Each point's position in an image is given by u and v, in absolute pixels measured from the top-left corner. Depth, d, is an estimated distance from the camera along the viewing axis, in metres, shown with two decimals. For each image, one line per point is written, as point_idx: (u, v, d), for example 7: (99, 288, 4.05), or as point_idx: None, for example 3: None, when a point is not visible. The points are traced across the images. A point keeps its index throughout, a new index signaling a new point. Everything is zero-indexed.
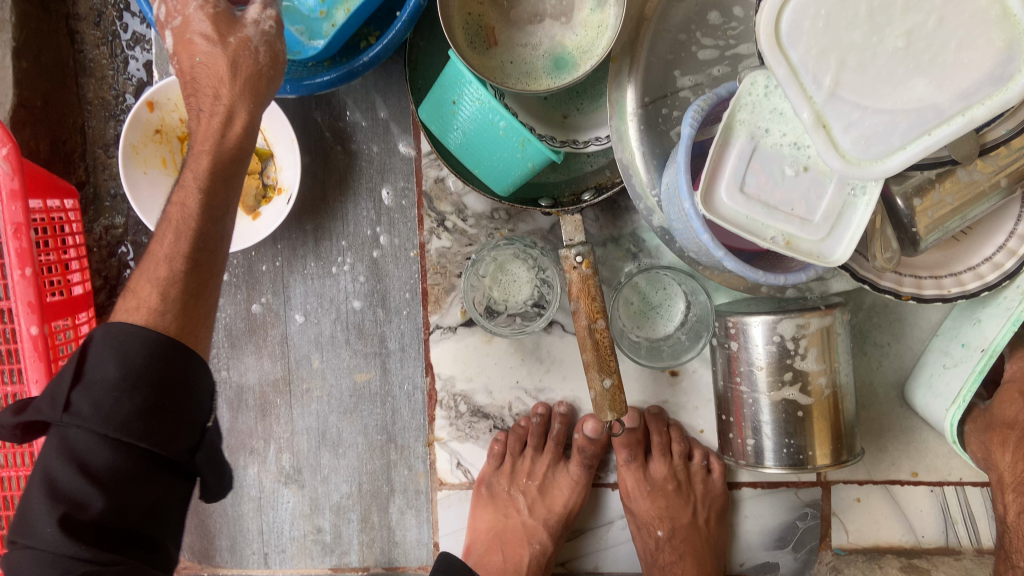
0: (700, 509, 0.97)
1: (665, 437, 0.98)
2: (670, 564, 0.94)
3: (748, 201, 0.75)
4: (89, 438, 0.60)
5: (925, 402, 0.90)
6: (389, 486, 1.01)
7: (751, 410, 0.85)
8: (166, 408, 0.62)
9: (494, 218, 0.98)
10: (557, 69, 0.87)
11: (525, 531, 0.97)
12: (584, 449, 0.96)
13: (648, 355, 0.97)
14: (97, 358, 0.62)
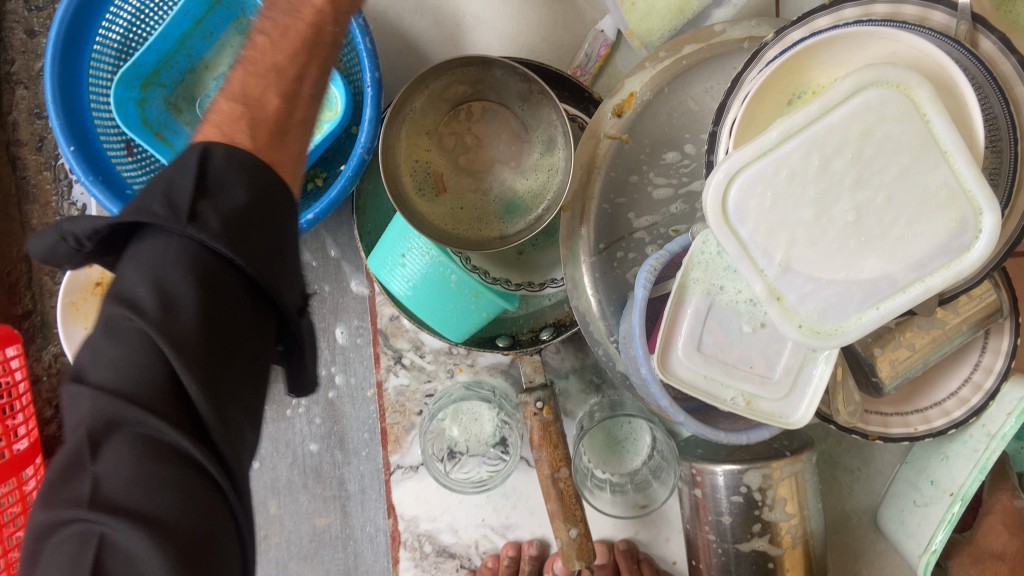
0: None
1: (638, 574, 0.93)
2: None
3: (705, 360, 0.73)
4: (197, 251, 0.47)
5: (902, 538, 0.89)
6: None
7: (723, 561, 0.82)
8: (266, 232, 0.50)
9: (452, 353, 0.95)
10: (509, 213, 0.86)
11: None
12: None
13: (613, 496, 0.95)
14: (216, 174, 0.50)
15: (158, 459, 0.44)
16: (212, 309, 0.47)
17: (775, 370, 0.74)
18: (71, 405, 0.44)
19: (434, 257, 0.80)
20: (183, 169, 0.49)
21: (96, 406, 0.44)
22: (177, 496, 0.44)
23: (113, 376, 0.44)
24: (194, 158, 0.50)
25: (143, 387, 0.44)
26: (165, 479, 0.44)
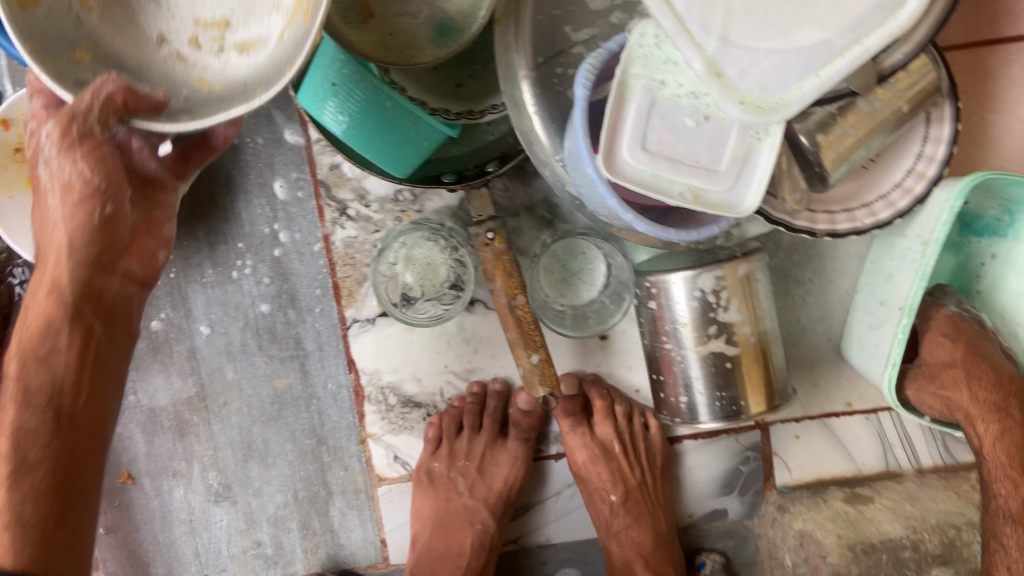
0: (643, 466, 0.97)
1: (608, 400, 0.95)
2: (625, 528, 0.95)
3: (652, 159, 0.72)
4: None
5: (860, 336, 0.91)
6: (325, 489, 0.98)
7: (682, 367, 0.84)
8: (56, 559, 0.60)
9: (398, 200, 0.92)
10: (441, 37, 0.82)
11: (467, 512, 0.96)
12: (521, 422, 0.96)
13: (574, 324, 0.95)
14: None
15: None
16: None
17: (720, 164, 0.73)
18: None
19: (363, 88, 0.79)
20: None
21: None
22: None
23: None
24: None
25: None
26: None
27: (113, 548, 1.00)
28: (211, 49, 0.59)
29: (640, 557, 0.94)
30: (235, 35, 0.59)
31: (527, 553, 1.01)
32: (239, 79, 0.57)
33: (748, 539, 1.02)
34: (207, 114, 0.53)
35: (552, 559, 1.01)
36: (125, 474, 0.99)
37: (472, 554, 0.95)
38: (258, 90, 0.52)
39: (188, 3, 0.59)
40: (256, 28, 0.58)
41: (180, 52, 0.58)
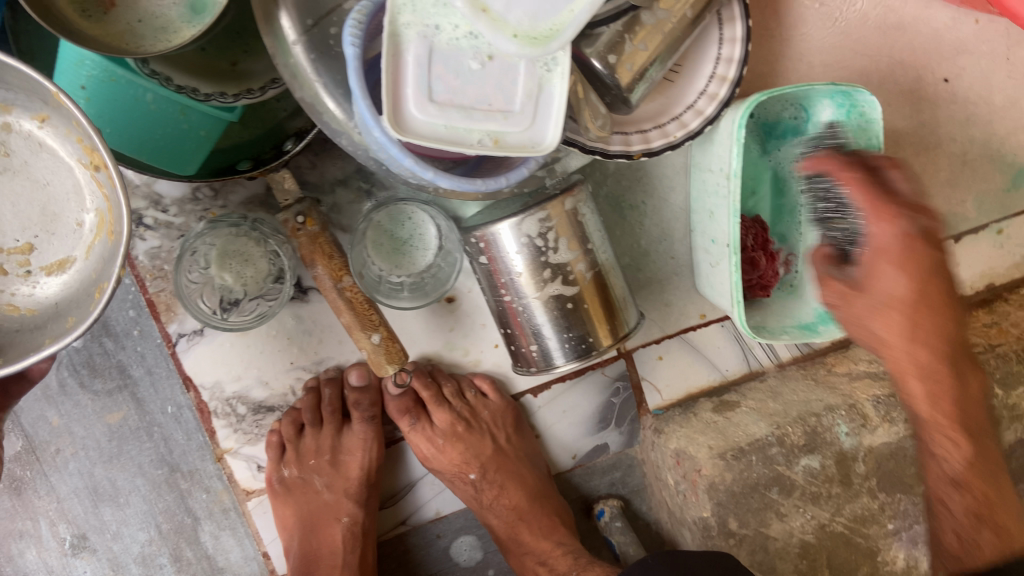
0: (496, 433, 0.94)
1: (433, 387, 0.91)
2: (495, 498, 0.92)
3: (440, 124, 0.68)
4: None
5: (702, 248, 0.90)
6: (190, 516, 0.92)
7: (525, 316, 0.82)
8: None
9: (198, 198, 0.85)
10: (195, 14, 0.73)
11: (329, 509, 0.91)
12: (360, 402, 0.91)
13: (413, 295, 0.90)
14: None
15: None
16: None
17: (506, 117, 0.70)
18: None
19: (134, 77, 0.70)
20: None
21: None
22: None
23: None
24: None
25: None
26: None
27: None
28: (14, 274, 0.65)
29: (518, 518, 0.92)
30: (39, 258, 0.65)
31: (417, 532, 0.98)
32: (51, 309, 0.64)
33: (634, 466, 1.02)
34: (14, 361, 0.60)
35: (445, 532, 0.99)
36: None
37: (345, 549, 0.91)
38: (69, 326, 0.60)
39: None
40: (62, 248, 0.65)
41: None
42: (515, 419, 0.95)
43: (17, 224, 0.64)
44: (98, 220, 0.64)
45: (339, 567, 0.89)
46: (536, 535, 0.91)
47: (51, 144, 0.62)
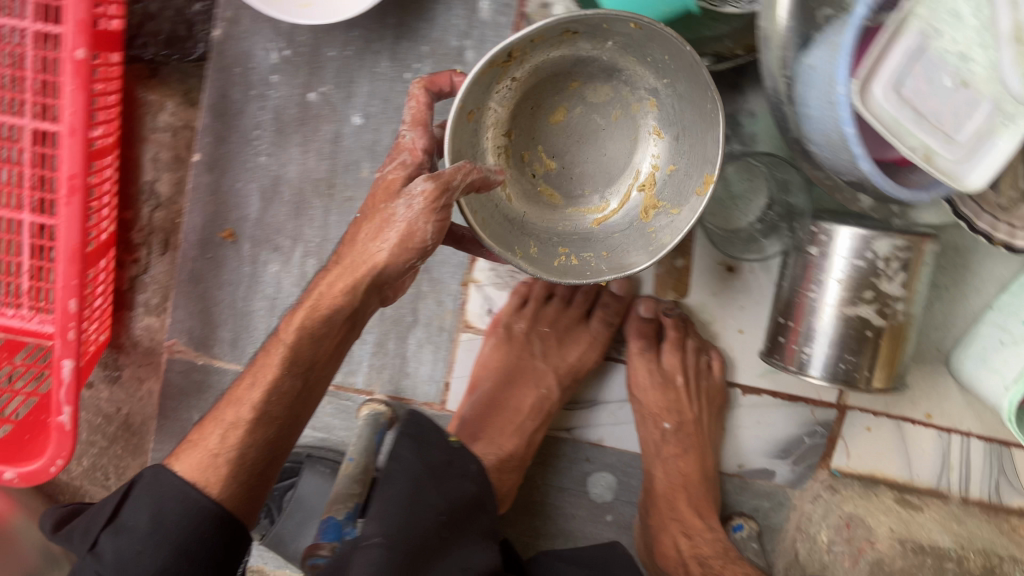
0: (699, 404, 0.94)
1: (681, 332, 0.95)
2: (675, 457, 0.93)
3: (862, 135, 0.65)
4: (202, 510, 0.68)
5: (988, 329, 0.88)
6: (412, 316, 0.97)
7: (812, 315, 0.84)
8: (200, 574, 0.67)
9: None
10: None
11: (534, 376, 0.94)
12: (609, 307, 0.96)
13: (706, 245, 0.94)
14: (134, 504, 0.69)
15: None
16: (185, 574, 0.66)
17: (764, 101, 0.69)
18: (134, 505, 0.69)
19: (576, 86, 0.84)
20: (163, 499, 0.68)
21: (158, 493, 0.69)
22: None
23: (145, 519, 0.67)
24: (158, 480, 0.70)
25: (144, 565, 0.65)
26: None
27: (187, 303, 0.95)
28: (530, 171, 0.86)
29: (683, 487, 0.93)
30: (558, 191, 0.86)
31: (573, 445, 1.01)
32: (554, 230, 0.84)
33: (783, 507, 1.03)
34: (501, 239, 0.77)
35: (595, 459, 1.02)
36: (227, 231, 0.93)
37: (529, 416, 0.94)
38: (603, 260, 0.80)
39: (562, 146, 0.85)
40: (559, 185, 0.86)
41: (543, 187, 0.86)
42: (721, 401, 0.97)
43: (565, 149, 0.85)
44: (604, 212, 0.86)
45: (515, 424, 0.94)
46: (693, 507, 0.92)
47: (639, 147, 0.85)
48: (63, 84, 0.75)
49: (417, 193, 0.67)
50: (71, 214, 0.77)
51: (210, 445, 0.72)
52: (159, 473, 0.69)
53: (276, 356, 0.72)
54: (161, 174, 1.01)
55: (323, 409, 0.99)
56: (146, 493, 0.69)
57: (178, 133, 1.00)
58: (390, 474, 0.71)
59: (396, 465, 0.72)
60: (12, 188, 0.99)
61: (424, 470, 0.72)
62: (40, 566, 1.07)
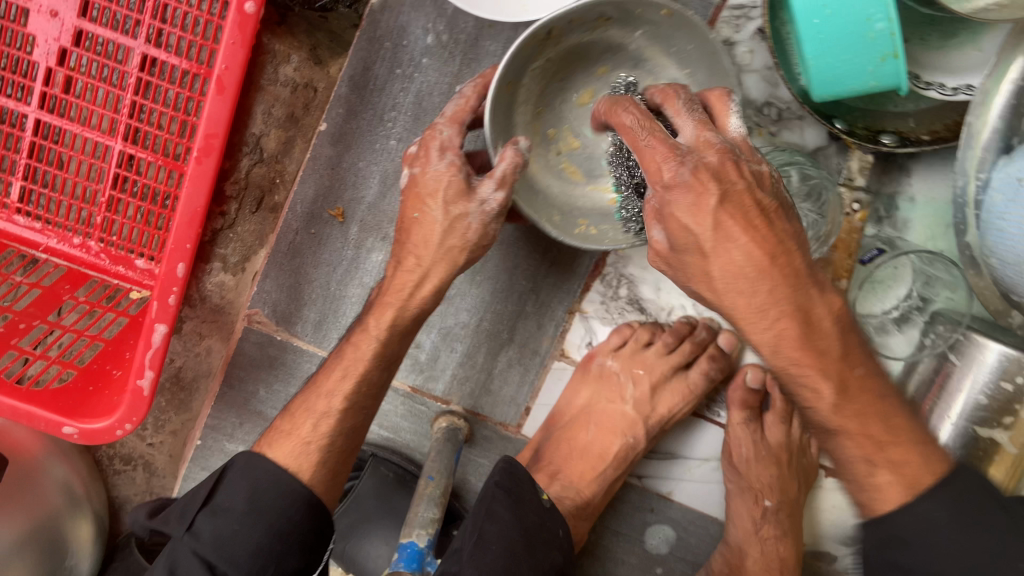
0: (802, 483, 0.93)
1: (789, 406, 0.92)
2: (773, 538, 0.90)
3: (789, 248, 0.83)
4: (293, 509, 0.66)
5: None
6: (508, 333, 0.92)
7: (933, 425, 0.82)
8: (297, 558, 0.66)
9: (762, 112, 0.85)
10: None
11: (623, 422, 0.87)
12: (714, 361, 0.87)
13: None
14: (228, 487, 0.66)
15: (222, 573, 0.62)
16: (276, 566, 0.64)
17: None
18: (226, 486, 0.66)
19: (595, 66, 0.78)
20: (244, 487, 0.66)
21: (255, 483, 0.66)
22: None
23: (238, 517, 0.64)
24: (237, 475, 0.67)
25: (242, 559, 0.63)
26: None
27: (278, 274, 0.90)
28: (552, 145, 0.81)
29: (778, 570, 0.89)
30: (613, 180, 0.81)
31: (641, 492, 0.99)
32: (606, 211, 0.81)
33: None
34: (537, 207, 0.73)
35: (658, 511, 0.99)
36: (336, 209, 0.87)
37: (614, 464, 0.86)
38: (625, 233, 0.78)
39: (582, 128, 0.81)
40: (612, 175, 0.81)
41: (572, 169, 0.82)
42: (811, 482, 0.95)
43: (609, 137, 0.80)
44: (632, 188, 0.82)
45: (595, 470, 0.86)
46: None
47: None
48: (220, 35, 0.67)
49: (494, 201, 0.69)
50: (206, 171, 0.71)
51: (303, 434, 0.70)
52: (256, 459, 0.67)
53: (368, 348, 0.72)
54: (270, 130, 0.94)
55: (394, 409, 0.95)
56: (230, 483, 0.66)
57: (298, 91, 0.93)
58: (481, 534, 0.66)
59: (489, 524, 0.67)
60: (110, 114, 0.91)
61: (520, 533, 0.68)
62: (62, 508, 0.99)
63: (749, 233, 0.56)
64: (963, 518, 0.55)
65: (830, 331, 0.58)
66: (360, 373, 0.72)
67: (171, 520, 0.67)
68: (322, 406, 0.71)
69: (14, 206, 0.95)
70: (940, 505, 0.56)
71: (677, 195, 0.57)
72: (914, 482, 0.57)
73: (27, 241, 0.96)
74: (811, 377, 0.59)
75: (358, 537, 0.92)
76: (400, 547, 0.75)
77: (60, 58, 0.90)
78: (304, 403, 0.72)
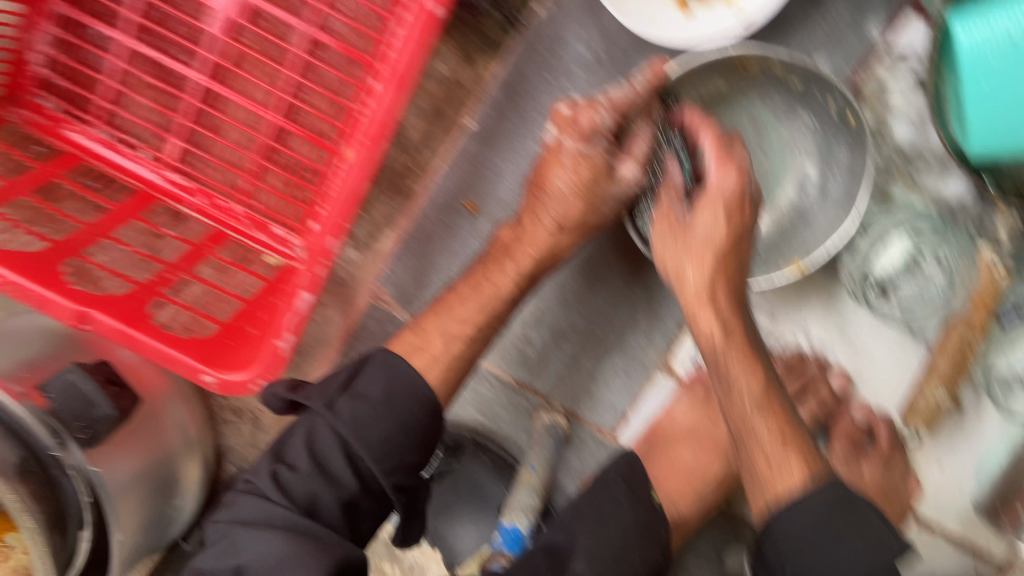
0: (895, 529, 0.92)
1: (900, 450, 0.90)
2: None
3: (932, 296, 0.81)
4: (423, 399, 0.72)
5: None
6: (617, 342, 0.95)
7: None
8: (416, 448, 0.71)
9: (906, 156, 0.84)
10: None
11: (727, 446, 0.90)
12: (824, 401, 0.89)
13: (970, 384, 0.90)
14: (367, 376, 0.71)
15: (342, 456, 0.69)
16: (397, 455, 0.70)
17: (899, 281, 0.81)
18: (368, 374, 0.71)
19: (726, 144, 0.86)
20: (374, 378, 0.71)
21: (391, 380, 0.71)
22: (356, 491, 0.69)
23: (372, 410, 0.69)
24: (374, 364, 0.72)
25: (368, 446, 0.68)
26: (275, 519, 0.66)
27: (409, 257, 0.99)
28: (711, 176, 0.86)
29: None
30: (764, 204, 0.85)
31: (726, 515, 1.00)
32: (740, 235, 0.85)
33: None
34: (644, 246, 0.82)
35: (743, 536, 1.00)
36: (470, 202, 0.95)
37: (714, 483, 0.90)
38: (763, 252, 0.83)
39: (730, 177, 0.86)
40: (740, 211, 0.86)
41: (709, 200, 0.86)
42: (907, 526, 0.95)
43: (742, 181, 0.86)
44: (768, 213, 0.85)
45: (694, 490, 0.90)
46: None
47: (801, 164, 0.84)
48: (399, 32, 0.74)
49: (631, 181, 0.77)
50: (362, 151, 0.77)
51: (434, 351, 0.76)
52: (395, 357, 0.73)
53: (505, 289, 0.80)
54: (415, 119, 0.98)
55: (497, 400, 0.99)
56: (364, 376, 0.71)
57: (448, 87, 0.95)
58: (600, 511, 0.71)
59: (612, 507, 0.72)
60: (269, 88, 0.99)
61: (634, 523, 0.71)
62: (177, 448, 1.04)
63: (734, 224, 0.71)
64: (841, 516, 0.64)
65: (733, 294, 0.72)
66: (495, 309, 0.80)
67: (313, 396, 0.70)
68: (456, 328, 0.78)
69: (168, 160, 1.04)
70: (813, 506, 0.64)
71: (710, 190, 0.72)
72: (811, 479, 0.66)
73: (174, 196, 1.04)
74: (744, 374, 0.69)
75: (450, 518, 0.97)
76: (503, 529, 0.80)
77: (232, 30, 1.00)
78: (435, 318, 0.79)
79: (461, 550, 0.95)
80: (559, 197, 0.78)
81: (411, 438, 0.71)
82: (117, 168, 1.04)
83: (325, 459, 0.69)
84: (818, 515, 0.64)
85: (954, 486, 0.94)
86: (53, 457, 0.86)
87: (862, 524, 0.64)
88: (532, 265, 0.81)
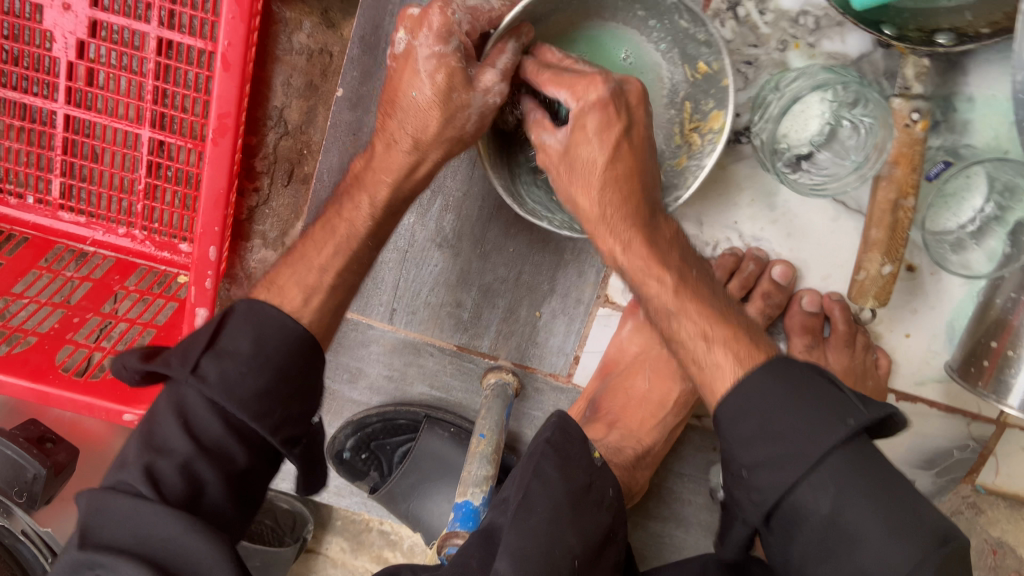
0: (867, 407, 0.88)
1: (851, 328, 0.86)
2: None
3: (845, 170, 0.78)
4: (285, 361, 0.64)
5: None
6: (549, 285, 0.90)
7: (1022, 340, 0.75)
8: (297, 395, 0.65)
9: (798, 23, 0.80)
10: None
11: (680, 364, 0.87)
12: (768, 296, 0.86)
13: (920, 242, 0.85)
14: (232, 328, 0.64)
15: (216, 419, 0.61)
16: (285, 402, 0.64)
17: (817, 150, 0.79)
18: (235, 324, 0.64)
19: (578, 42, 0.76)
20: (240, 331, 0.64)
21: (264, 338, 0.64)
22: (263, 395, 0.62)
23: (242, 367, 0.62)
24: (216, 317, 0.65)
25: (250, 396, 0.62)
26: (187, 547, 0.56)
27: None
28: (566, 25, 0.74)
29: None
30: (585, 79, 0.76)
31: (701, 432, 0.96)
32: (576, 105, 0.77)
33: None
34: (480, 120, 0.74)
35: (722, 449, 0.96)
36: None
37: (673, 407, 0.87)
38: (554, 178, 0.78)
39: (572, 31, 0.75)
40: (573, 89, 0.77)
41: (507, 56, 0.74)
42: (881, 404, 0.90)
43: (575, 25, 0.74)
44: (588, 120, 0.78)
45: (655, 418, 0.87)
46: None
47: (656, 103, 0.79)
48: (220, 12, 0.70)
49: (495, 92, 0.65)
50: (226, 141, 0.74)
51: (294, 306, 0.69)
52: (263, 304, 0.66)
53: None
54: (291, 100, 0.92)
55: (443, 368, 0.96)
56: (234, 336, 0.63)
57: (314, 58, 0.91)
58: (527, 490, 0.64)
59: (537, 484, 0.65)
60: (133, 102, 0.90)
61: (565, 497, 0.65)
62: None
63: (622, 156, 0.65)
64: (784, 382, 0.60)
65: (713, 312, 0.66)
66: (352, 249, 0.72)
67: (173, 363, 0.62)
68: (314, 278, 0.70)
69: (55, 203, 0.95)
70: (774, 387, 0.60)
71: (589, 118, 0.62)
72: (746, 360, 0.63)
73: (74, 236, 0.97)
74: (655, 270, 0.66)
75: (421, 495, 0.94)
76: (456, 506, 0.75)
77: (79, 51, 0.90)
78: (289, 272, 0.71)
79: (438, 526, 0.92)
80: (411, 107, 0.67)
81: (288, 386, 0.64)
82: (6, 221, 0.96)
83: (200, 430, 0.61)
84: (796, 385, 0.60)
85: (926, 354, 0.90)
86: (0, 524, 0.85)
87: (809, 396, 0.59)
88: (386, 192, 0.72)
